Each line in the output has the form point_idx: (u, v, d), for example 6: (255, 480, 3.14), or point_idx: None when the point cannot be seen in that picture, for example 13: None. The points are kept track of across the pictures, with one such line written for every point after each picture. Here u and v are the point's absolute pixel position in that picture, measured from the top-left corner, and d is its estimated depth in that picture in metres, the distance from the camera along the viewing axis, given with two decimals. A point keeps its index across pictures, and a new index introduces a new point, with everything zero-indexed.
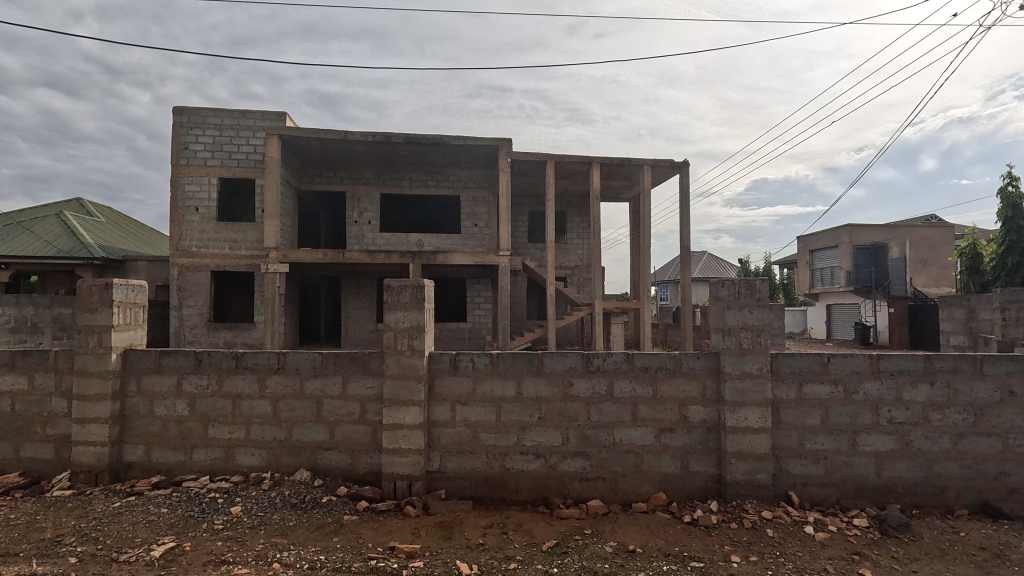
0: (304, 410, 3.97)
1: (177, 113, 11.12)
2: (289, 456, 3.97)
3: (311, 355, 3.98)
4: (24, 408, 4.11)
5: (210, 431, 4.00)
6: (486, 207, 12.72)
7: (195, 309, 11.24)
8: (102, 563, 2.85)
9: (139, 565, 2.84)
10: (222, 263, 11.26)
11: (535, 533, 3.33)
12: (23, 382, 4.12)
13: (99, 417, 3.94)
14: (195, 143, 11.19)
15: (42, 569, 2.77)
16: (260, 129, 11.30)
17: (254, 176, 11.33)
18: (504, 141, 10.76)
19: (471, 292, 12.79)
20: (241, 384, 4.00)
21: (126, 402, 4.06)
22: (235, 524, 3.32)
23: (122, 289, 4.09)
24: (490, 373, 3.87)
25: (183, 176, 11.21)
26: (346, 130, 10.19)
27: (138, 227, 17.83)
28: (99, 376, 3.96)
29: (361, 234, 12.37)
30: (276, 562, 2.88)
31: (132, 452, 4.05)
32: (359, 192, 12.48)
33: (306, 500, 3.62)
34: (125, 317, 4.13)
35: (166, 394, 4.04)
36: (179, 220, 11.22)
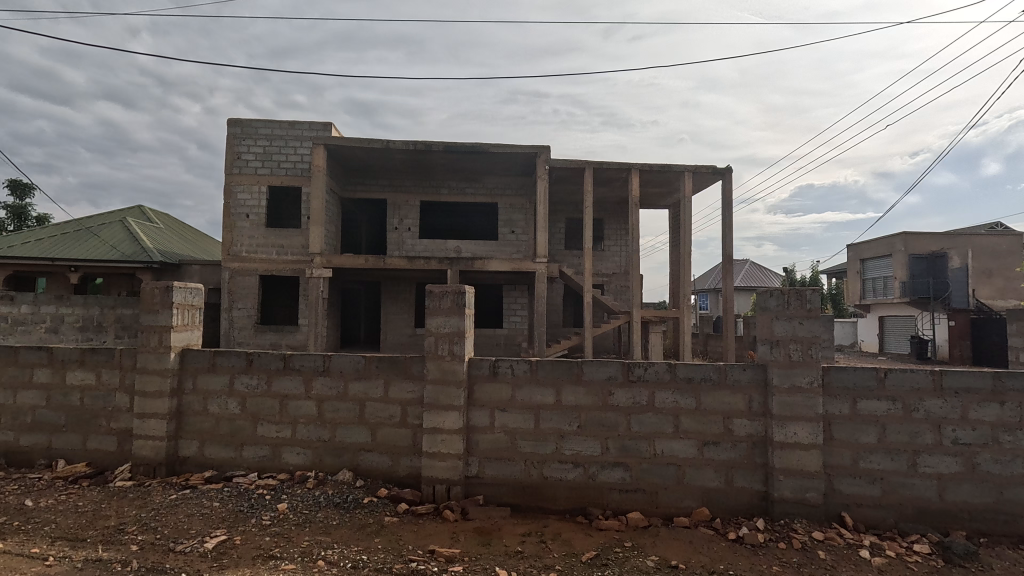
0: (347, 411, 4.07)
1: (231, 125, 11.69)
2: (332, 456, 4.08)
3: (355, 358, 4.09)
4: (91, 402, 4.38)
5: (259, 429, 4.16)
6: (523, 214, 12.78)
7: (244, 311, 11.73)
8: (160, 553, 2.99)
9: (194, 556, 2.97)
10: (270, 267, 11.74)
11: (574, 543, 3.29)
12: (91, 377, 4.39)
13: (158, 413, 4.16)
14: (247, 153, 11.73)
15: (106, 555, 2.93)
16: (307, 139, 11.72)
17: (301, 185, 11.76)
18: (543, 148, 10.79)
19: (508, 297, 12.84)
20: (288, 384, 4.14)
21: (182, 398, 4.26)
22: (282, 520, 3.44)
23: (181, 291, 4.32)
24: (530, 382, 3.86)
25: (236, 185, 11.75)
26: (388, 139, 10.48)
27: (193, 233, 18.73)
28: (159, 373, 4.19)
29: (401, 241, 12.67)
30: (321, 559, 2.95)
31: (187, 447, 4.24)
32: (399, 199, 12.76)
33: (348, 500, 3.70)
34: (184, 319, 4.36)
35: (219, 392, 4.23)
36: (231, 227, 11.76)
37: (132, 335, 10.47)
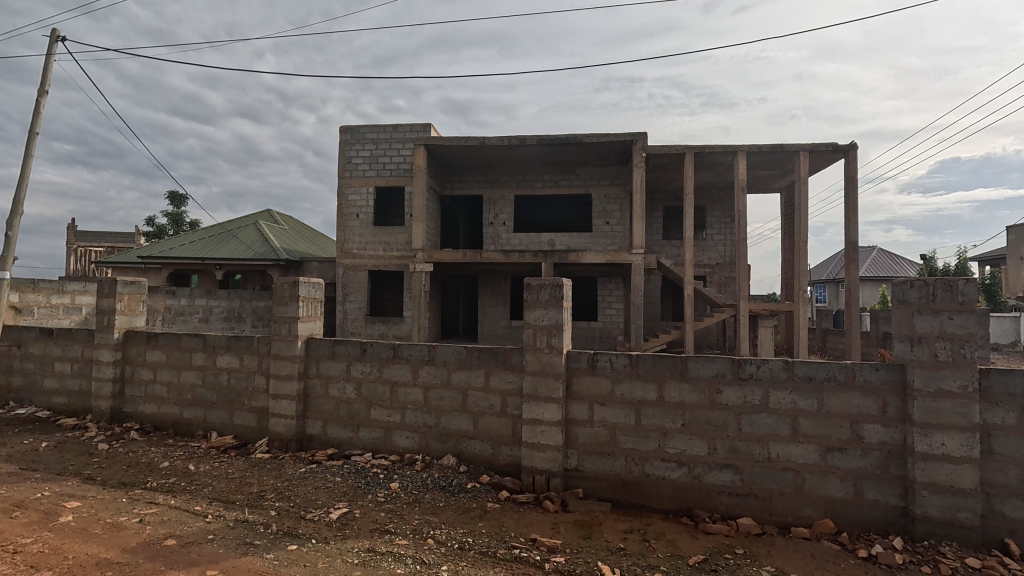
0: (450, 399, 4.26)
1: (343, 132, 12.68)
2: (438, 441, 4.29)
3: (457, 349, 4.26)
4: (235, 382, 5.01)
5: (373, 413, 4.50)
6: (618, 205, 12.46)
7: (356, 303, 12.71)
8: (294, 519, 3.35)
9: (321, 524, 3.29)
10: (378, 263, 12.59)
11: (679, 545, 3.17)
12: (235, 361, 5.02)
13: (289, 395, 4.66)
14: (357, 157, 12.66)
15: (251, 517, 3.35)
16: (409, 140, 12.37)
17: (404, 184, 12.46)
18: (639, 135, 10.41)
19: (603, 290, 12.63)
20: (398, 372, 4.43)
21: (308, 382, 4.72)
22: (395, 498, 3.69)
23: (305, 285, 4.78)
24: (630, 377, 3.77)
25: (348, 187, 12.74)
26: (484, 136, 10.74)
27: (312, 233, 20.63)
28: (289, 359, 4.68)
29: (496, 235, 12.99)
30: (431, 538, 3.13)
31: (312, 426, 4.70)
32: (494, 195, 13.06)
33: (453, 484, 3.88)
34: (308, 310, 4.82)
35: (338, 378, 4.63)
36: (344, 226, 12.78)
37: (268, 326, 11.58)
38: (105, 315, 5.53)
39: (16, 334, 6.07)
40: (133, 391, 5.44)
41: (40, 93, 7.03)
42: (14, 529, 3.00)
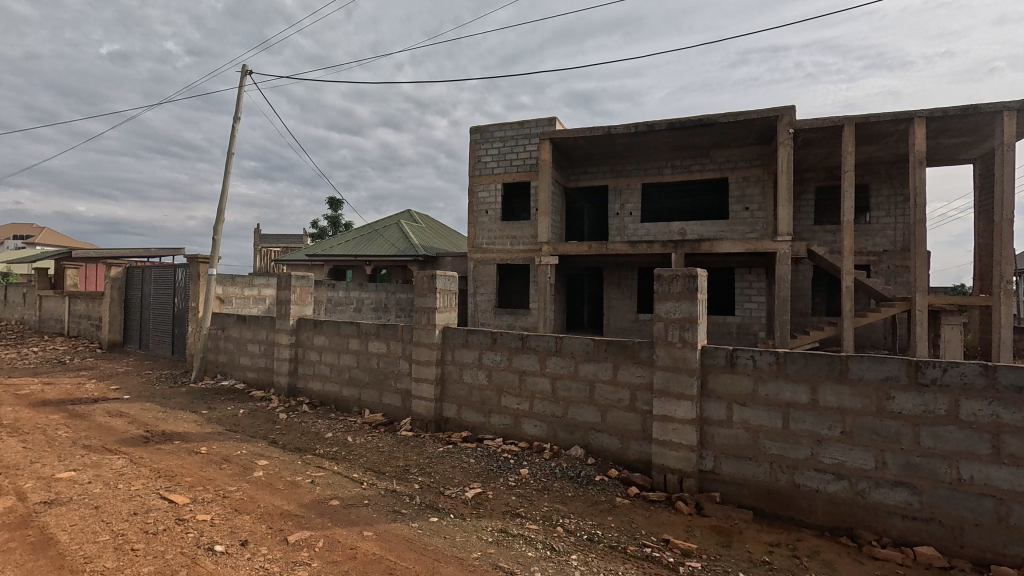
0: (578, 390, 4.27)
1: (473, 132, 13.32)
2: (566, 431, 4.33)
3: (585, 341, 4.25)
4: (384, 366, 5.56)
5: (504, 400, 4.68)
6: (760, 188, 11.35)
7: (486, 295, 13.31)
8: (435, 493, 3.63)
9: (458, 501, 3.51)
10: (506, 257, 13.03)
11: (837, 567, 2.82)
12: (383, 347, 5.56)
13: (428, 379, 5.04)
14: (486, 156, 13.21)
15: (399, 487, 3.70)
16: (534, 135, 12.57)
17: (529, 179, 12.72)
18: (785, 109, 9.36)
19: (741, 282, 11.65)
20: (527, 361, 4.55)
21: (444, 368, 5.06)
22: (525, 484, 3.81)
23: (442, 278, 5.13)
24: (775, 376, 3.44)
25: (477, 185, 13.37)
26: (609, 125, 10.51)
27: (446, 230, 22.04)
28: (428, 346, 5.06)
29: (622, 226, 12.68)
30: (560, 526, 3.17)
31: (449, 409, 5.03)
32: (621, 184, 12.72)
33: (581, 476, 3.89)
34: (445, 301, 5.17)
35: (471, 365, 4.89)
36: (474, 222, 13.46)
37: (408, 317, 12.78)
38: (282, 304, 6.51)
39: (221, 320, 7.43)
40: (304, 369, 6.32)
41: (236, 121, 8.48)
42: (223, 479, 3.68)
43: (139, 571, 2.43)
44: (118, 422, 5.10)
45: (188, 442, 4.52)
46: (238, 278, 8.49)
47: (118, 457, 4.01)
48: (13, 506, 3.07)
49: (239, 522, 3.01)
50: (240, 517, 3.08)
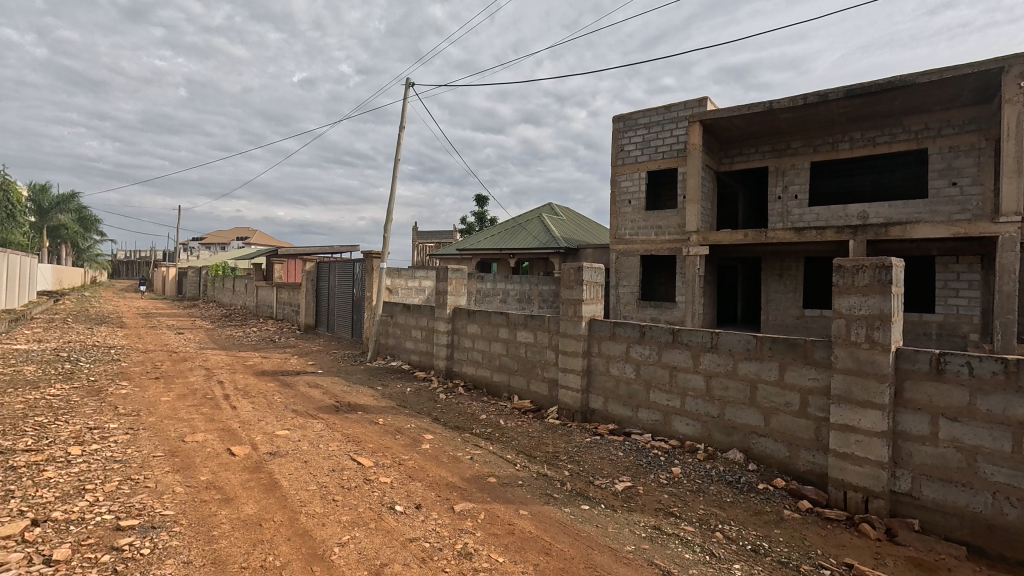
0: (737, 390, 3.98)
1: (616, 121, 13.07)
2: (722, 433, 4.07)
3: (745, 337, 3.94)
4: (531, 355, 5.77)
5: (653, 395, 4.55)
6: (972, 158, 9.31)
7: (628, 288, 13.01)
8: (585, 482, 3.68)
9: (609, 492, 3.52)
10: (650, 248, 12.57)
11: None
12: (531, 336, 5.77)
13: (575, 369, 5.11)
14: (629, 144, 12.86)
15: (550, 472, 3.83)
16: (682, 119, 11.89)
17: (677, 165, 12.08)
18: (1014, 58, 7.53)
19: (942, 273, 9.73)
20: (678, 357, 4.36)
21: (591, 359, 5.08)
22: (678, 483, 3.67)
23: (588, 271, 5.14)
24: (1006, 390, 2.80)
25: (620, 174, 13.09)
26: (771, 100, 9.53)
27: (587, 222, 21.98)
28: (575, 337, 5.12)
29: (785, 211, 11.38)
30: (719, 531, 3.00)
31: (595, 401, 5.04)
32: (783, 165, 11.40)
33: (741, 482, 3.62)
34: (591, 293, 5.17)
35: (618, 358, 4.84)
36: (617, 212, 13.21)
37: (553, 307, 12.88)
38: (441, 295, 7.13)
39: (390, 308, 8.40)
40: (459, 355, 6.85)
41: (401, 130, 9.46)
42: (397, 448, 4.18)
43: (341, 518, 2.89)
44: (315, 392, 6.08)
45: (368, 413, 5.22)
46: (403, 271, 9.50)
47: (317, 421, 4.78)
48: (250, 453, 3.86)
49: (414, 487, 3.40)
50: (413, 482, 3.48)
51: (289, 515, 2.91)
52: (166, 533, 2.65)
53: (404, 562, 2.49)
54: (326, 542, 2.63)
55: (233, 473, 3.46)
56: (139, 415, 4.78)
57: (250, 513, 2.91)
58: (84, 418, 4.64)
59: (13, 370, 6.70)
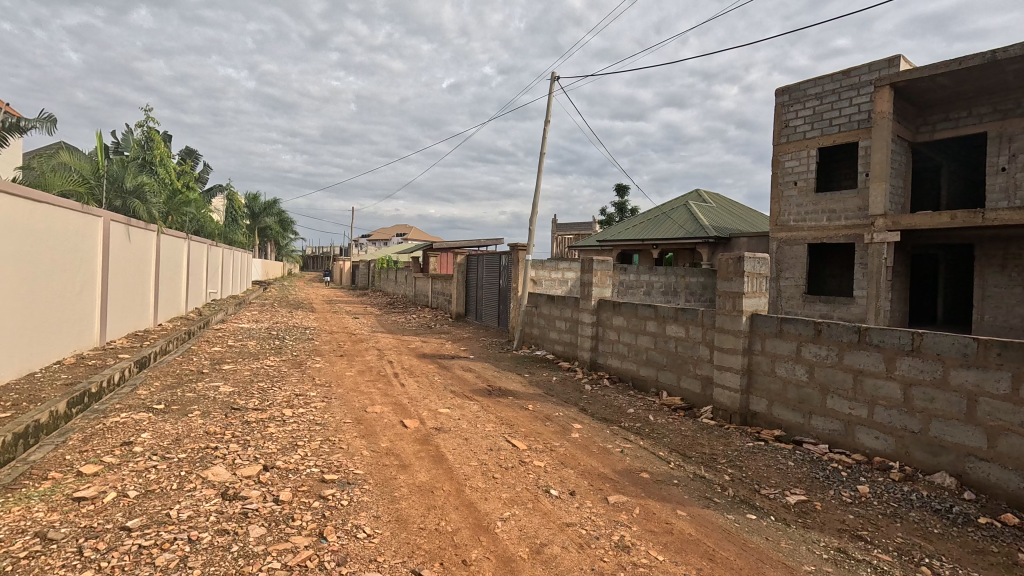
0: (948, 403, 3.34)
1: (780, 95, 11.75)
2: (925, 452, 3.46)
3: (960, 341, 3.29)
4: (682, 350, 5.49)
5: (830, 402, 4.03)
6: None
7: (792, 280, 11.65)
8: (749, 489, 3.40)
9: (778, 503, 3.20)
10: (821, 235, 11.10)
11: None
12: (682, 331, 5.49)
13: (733, 368, 4.74)
14: (795, 119, 11.47)
15: (708, 474, 3.61)
16: (867, 84, 10.26)
17: (857, 139, 10.45)
18: None
19: None
20: (865, 360, 3.81)
21: (753, 358, 4.65)
22: (866, 504, 3.20)
23: (750, 261, 4.72)
24: None
25: (783, 154, 11.76)
26: (996, 50, 7.90)
27: (740, 208, 20.18)
28: (734, 333, 4.74)
29: (1013, 186, 9.22)
30: (926, 566, 2.55)
31: (757, 403, 4.61)
32: (1011, 129, 9.20)
33: (953, 512, 3.03)
34: (754, 286, 4.74)
35: (787, 358, 4.36)
36: (778, 197, 11.90)
37: (704, 297, 12.31)
38: (586, 286, 7.14)
39: (535, 299, 8.66)
40: (604, 347, 6.79)
41: (546, 123, 9.63)
42: (548, 434, 4.30)
43: (501, 495, 3.07)
44: (469, 375, 6.54)
45: (518, 398, 5.45)
46: (547, 262, 9.71)
47: (473, 403, 5.13)
48: (418, 426, 4.30)
49: (567, 474, 3.47)
50: (566, 469, 3.55)
51: (455, 486, 3.18)
52: (358, 489, 3.07)
53: (563, 545, 2.56)
54: (490, 515, 2.82)
55: (406, 443, 3.89)
56: (331, 387, 5.62)
57: (423, 480, 3.23)
58: (291, 386, 5.60)
59: (241, 344, 8.34)
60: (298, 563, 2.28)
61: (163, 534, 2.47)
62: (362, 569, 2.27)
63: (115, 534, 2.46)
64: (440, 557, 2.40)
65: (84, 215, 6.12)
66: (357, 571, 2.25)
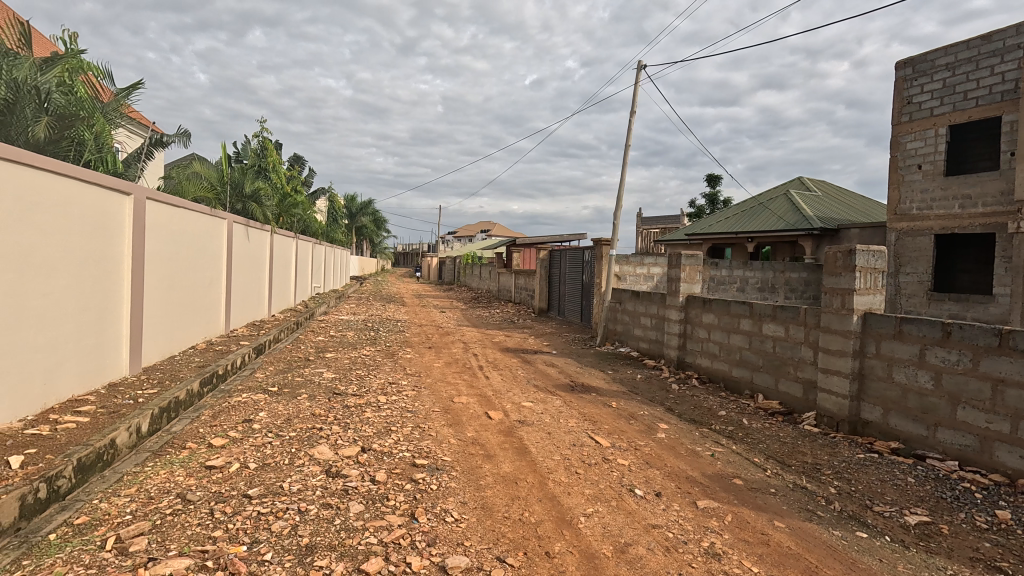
0: None
1: (900, 68, 10.50)
2: None
3: None
4: (781, 350, 5.11)
5: (962, 414, 3.57)
6: None
7: (914, 277, 10.37)
8: (858, 504, 3.10)
9: (895, 522, 2.89)
10: (951, 225, 9.81)
11: None
12: (781, 330, 5.11)
13: (841, 371, 4.33)
14: (920, 94, 10.21)
15: (810, 486, 3.34)
16: (1013, 48, 8.81)
17: (1000, 113, 9.12)
18: None
19: None
20: (1007, 367, 3.35)
21: (865, 361, 4.22)
22: (1006, 531, 2.79)
23: (863, 255, 4.29)
24: None
25: (904, 134, 10.53)
26: None
27: (850, 196, 18.34)
28: (842, 334, 4.33)
29: None
30: None
31: (869, 411, 4.18)
32: None
33: None
34: (868, 282, 4.30)
35: (907, 362, 3.91)
36: (898, 182, 10.67)
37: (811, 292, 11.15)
38: (673, 282, 6.88)
39: (618, 294, 8.48)
40: (692, 345, 6.50)
41: (632, 114, 9.34)
42: (633, 432, 4.20)
43: (584, 491, 3.06)
44: (552, 370, 6.56)
45: (602, 395, 5.39)
46: (632, 258, 9.46)
47: (556, 398, 5.15)
48: (503, 418, 4.40)
49: (652, 474, 3.37)
50: (652, 469, 3.45)
51: (539, 479, 3.22)
52: (446, 475, 3.21)
53: (648, 546, 2.50)
54: (573, 510, 2.82)
55: (491, 434, 3.99)
56: (421, 377, 5.91)
57: (508, 471, 3.31)
58: (385, 375, 5.96)
59: (341, 334, 9.01)
60: (393, 540, 2.44)
61: (278, 503, 2.76)
62: (450, 551, 2.37)
63: (239, 501, 2.78)
64: (524, 547, 2.44)
65: (212, 217, 6.92)
66: (446, 553, 2.36)
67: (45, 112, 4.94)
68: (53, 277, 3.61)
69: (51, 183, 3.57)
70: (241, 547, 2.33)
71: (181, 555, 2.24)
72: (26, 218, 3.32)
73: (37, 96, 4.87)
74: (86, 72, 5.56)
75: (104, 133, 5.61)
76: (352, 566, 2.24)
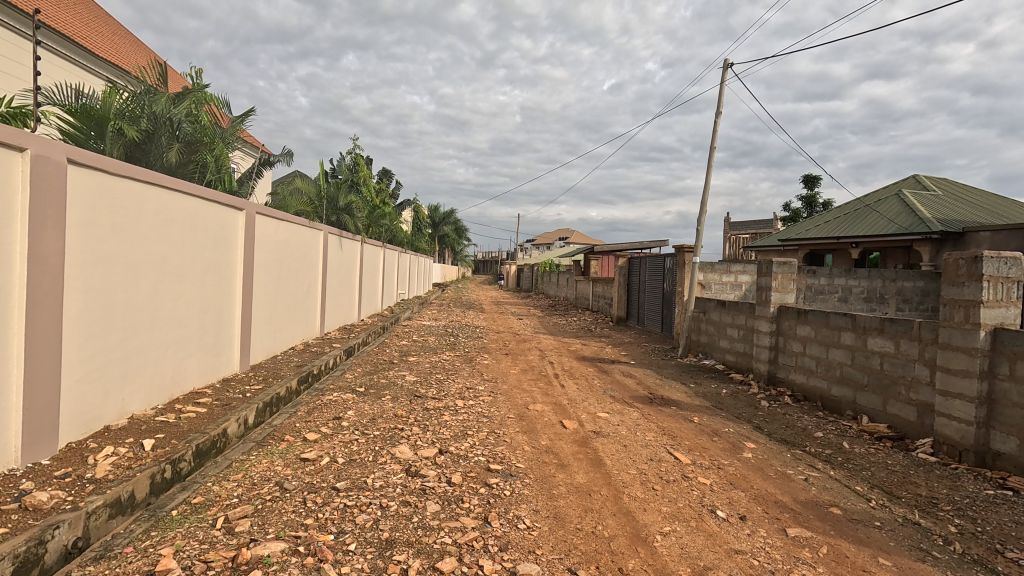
0: None
1: None
2: None
3: None
4: (891, 368, 4.61)
5: None
6: None
7: None
8: (986, 548, 2.70)
9: None
10: None
11: None
12: (890, 346, 4.61)
13: (965, 395, 3.82)
14: None
15: (923, 522, 2.97)
16: None
17: None
18: None
19: None
20: None
21: (996, 384, 3.69)
22: None
23: (992, 261, 3.78)
24: None
25: None
26: None
27: (980, 195, 16.17)
28: (966, 352, 3.82)
29: None
30: None
31: (1002, 441, 3.64)
32: None
33: None
34: (998, 293, 3.76)
35: None
36: None
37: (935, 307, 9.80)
38: (764, 291, 6.45)
39: (702, 304, 8.08)
40: (786, 359, 6.04)
41: (717, 114, 8.93)
42: (716, 450, 3.99)
43: (661, 508, 2.95)
44: (630, 381, 6.39)
45: (682, 409, 5.16)
46: (717, 265, 9.00)
47: (633, 410, 5.01)
48: (578, 428, 4.36)
49: (737, 496, 3.17)
50: (736, 491, 3.25)
51: (613, 492, 3.14)
52: (519, 481, 3.24)
53: (730, 572, 2.36)
54: (648, 527, 2.73)
55: (566, 443, 3.97)
56: (497, 383, 6.01)
57: (581, 482, 3.27)
58: (463, 379, 6.14)
59: (423, 339, 9.40)
60: (466, 542, 2.50)
61: (363, 497, 2.94)
62: (522, 558, 2.39)
63: (328, 492, 2.99)
64: (596, 560, 2.40)
65: (310, 229, 7.54)
66: (518, 559, 2.38)
67: (176, 139, 5.71)
68: (182, 283, 4.12)
69: (182, 201, 4.08)
70: (328, 536, 2.51)
71: (277, 539, 2.45)
72: (161, 232, 3.81)
73: (170, 126, 5.64)
74: (210, 103, 6.33)
75: (224, 157, 6.43)
76: (427, 563, 2.33)
